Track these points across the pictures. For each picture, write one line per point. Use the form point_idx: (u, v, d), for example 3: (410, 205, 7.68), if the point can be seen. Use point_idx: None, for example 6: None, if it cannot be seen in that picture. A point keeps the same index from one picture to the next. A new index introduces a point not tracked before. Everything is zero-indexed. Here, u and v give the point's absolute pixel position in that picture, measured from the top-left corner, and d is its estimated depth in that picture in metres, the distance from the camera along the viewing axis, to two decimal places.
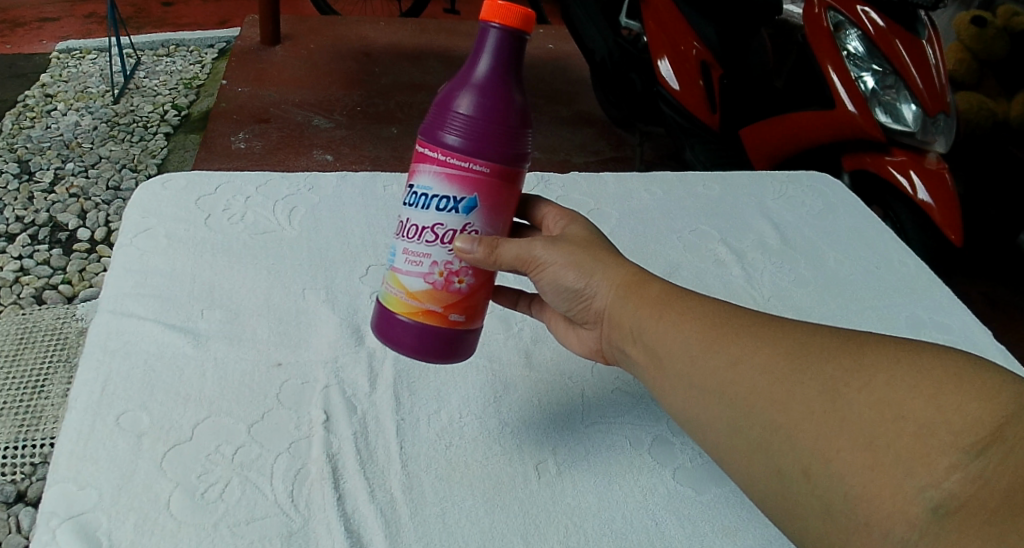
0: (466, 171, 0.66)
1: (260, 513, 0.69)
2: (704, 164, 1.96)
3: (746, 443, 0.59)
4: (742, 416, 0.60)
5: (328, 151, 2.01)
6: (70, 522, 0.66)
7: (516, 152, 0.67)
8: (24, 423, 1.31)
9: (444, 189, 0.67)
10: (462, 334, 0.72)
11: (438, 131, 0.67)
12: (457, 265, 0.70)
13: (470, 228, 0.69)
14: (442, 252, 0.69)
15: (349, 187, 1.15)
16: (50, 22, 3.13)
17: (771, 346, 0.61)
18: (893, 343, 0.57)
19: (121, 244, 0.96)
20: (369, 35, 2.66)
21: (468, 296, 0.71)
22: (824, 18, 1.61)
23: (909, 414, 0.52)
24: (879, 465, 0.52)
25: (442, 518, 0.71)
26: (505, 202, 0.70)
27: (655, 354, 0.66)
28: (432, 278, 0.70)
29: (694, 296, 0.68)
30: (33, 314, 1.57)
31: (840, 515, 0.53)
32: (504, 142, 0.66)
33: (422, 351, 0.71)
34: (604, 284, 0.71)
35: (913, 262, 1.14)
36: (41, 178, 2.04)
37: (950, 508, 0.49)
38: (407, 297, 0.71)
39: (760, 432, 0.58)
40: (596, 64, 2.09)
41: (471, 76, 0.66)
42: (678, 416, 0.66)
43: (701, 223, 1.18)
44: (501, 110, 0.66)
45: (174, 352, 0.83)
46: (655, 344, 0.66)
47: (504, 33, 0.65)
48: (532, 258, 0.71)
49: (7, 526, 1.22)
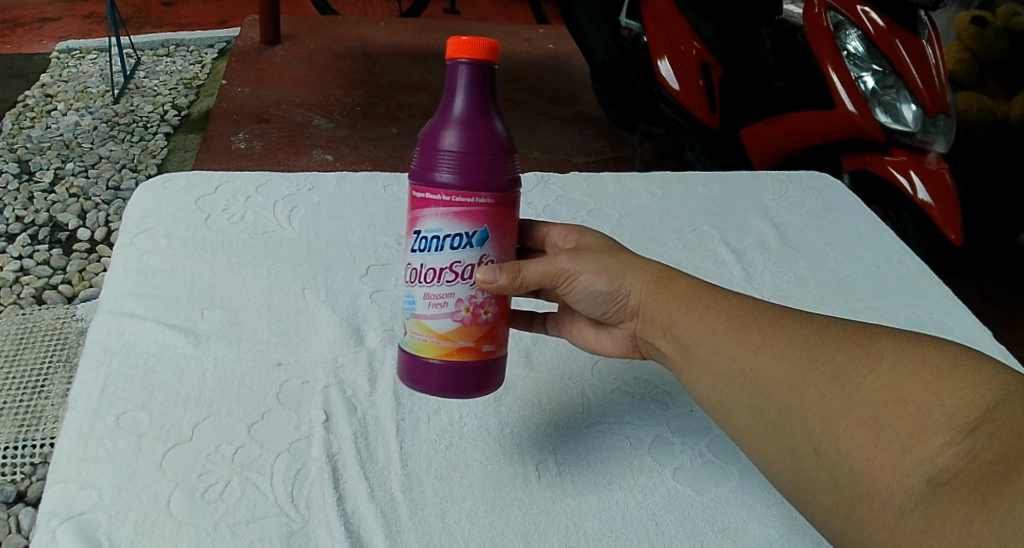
0: (471, 207, 0.66)
1: (260, 513, 0.69)
2: (704, 165, 1.96)
3: (763, 423, 0.60)
4: (758, 398, 0.61)
5: (328, 151, 2.01)
6: (69, 522, 0.66)
7: (509, 178, 0.67)
8: (24, 424, 1.31)
9: (454, 229, 0.67)
10: (493, 364, 0.71)
11: (431, 173, 0.66)
12: (481, 298, 0.69)
13: (486, 259, 0.69)
14: (465, 288, 0.68)
15: (349, 187, 1.15)
16: (50, 22, 3.13)
17: (788, 334, 0.62)
18: (901, 333, 0.57)
19: (121, 244, 0.96)
20: (370, 35, 2.66)
21: (494, 326, 0.71)
22: (824, 18, 1.61)
23: (909, 397, 0.53)
24: (880, 443, 0.53)
25: (442, 518, 0.71)
26: (511, 225, 0.70)
27: (683, 345, 0.68)
28: (459, 315, 0.69)
29: (719, 290, 0.69)
30: (32, 314, 1.58)
31: (843, 488, 0.54)
32: (496, 170, 0.66)
33: (458, 390, 0.69)
34: (635, 284, 0.72)
35: (913, 261, 1.14)
36: (40, 178, 2.04)
37: (944, 480, 0.50)
38: (437, 339, 0.69)
39: (776, 413, 0.59)
40: (596, 64, 2.09)
41: (451, 113, 0.66)
42: (704, 403, 0.67)
43: (701, 223, 1.18)
44: (486, 140, 0.65)
45: (174, 352, 0.83)
46: (682, 336, 0.68)
47: (474, 67, 0.65)
48: (560, 272, 0.73)
49: (7, 526, 1.22)
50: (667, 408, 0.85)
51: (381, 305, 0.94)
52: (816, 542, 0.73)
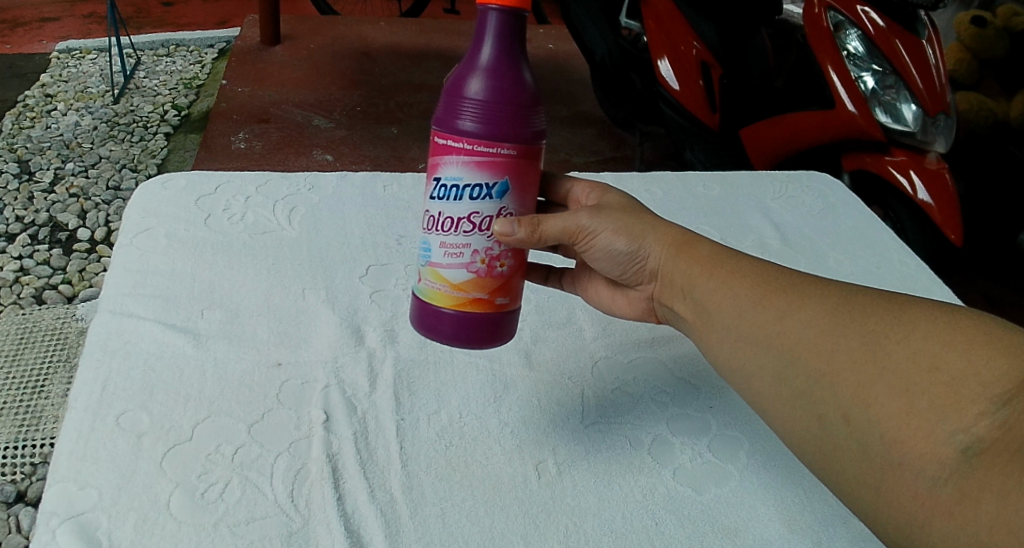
0: (492, 157, 0.66)
1: (260, 512, 0.69)
2: (703, 164, 1.96)
3: (788, 390, 0.61)
4: (785, 364, 0.61)
5: (328, 152, 2.01)
6: (69, 522, 0.66)
7: (534, 130, 0.67)
8: (24, 424, 1.31)
9: (474, 174, 0.67)
10: (506, 315, 0.73)
11: (455, 120, 0.66)
12: (498, 250, 0.70)
13: (506, 211, 0.69)
14: (482, 240, 0.70)
15: (350, 187, 1.15)
16: (49, 22, 3.13)
17: (816, 302, 0.62)
18: (931, 303, 0.58)
19: (121, 244, 0.96)
20: (369, 35, 2.66)
21: (508, 279, 0.72)
22: (823, 18, 1.62)
23: (943, 364, 0.53)
24: (913, 410, 0.53)
25: (442, 518, 0.71)
26: (533, 179, 0.70)
27: (704, 310, 0.69)
28: (473, 269, 0.70)
29: (744, 258, 0.69)
30: (32, 314, 1.58)
31: (875, 456, 0.55)
32: (522, 122, 0.65)
33: (470, 340, 0.71)
34: (655, 245, 0.73)
35: (913, 262, 1.15)
36: (40, 178, 2.04)
37: (979, 450, 0.50)
38: (451, 289, 0.71)
39: (802, 380, 0.60)
40: (596, 64, 2.09)
41: (477, 60, 0.65)
42: (724, 371, 0.67)
43: (701, 222, 1.18)
44: (513, 90, 0.65)
45: (174, 352, 0.83)
46: (704, 301, 0.68)
47: (503, 14, 0.64)
48: (579, 229, 0.74)
49: (7, 526, 1.22)
50: (668, 408, 0.85)
51: (381, 305, 0.94)
52: (816, 542, 0.73)
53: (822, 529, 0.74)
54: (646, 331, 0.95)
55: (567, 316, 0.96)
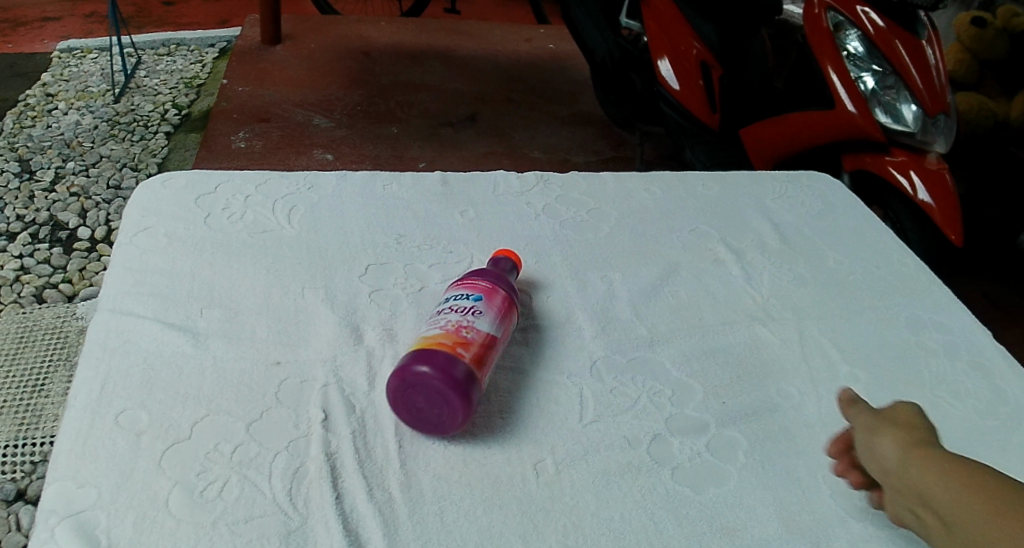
0: (477, 284, 0.86)
1: (259, 511, 0.69)
2: (703, 164, 1.94)
3: (964, 478, 0.65)
4: (964, 463, 0.67)
5: (328, 151, 2.02)
6: (69, 520, 0.66)
7: (511, 289, 0.89)
8: (24, 422, 1.32)
9: (457, 291, 0.86)
10: (471, 375, 0.76)
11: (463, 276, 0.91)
12: (468, 322, 0.80)
13: (477, 310, 0.82)
14: (456, 315, 0.81)
15: (349, 186, 1.15)
16: (51, 21, 3.13)
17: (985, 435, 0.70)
18: None
19: (121, 243, 0.96)
20: (370, 34, 2.66)
21: (474, 344, 0.78)
22: (824, 18, 1.62)
23: None
24: None
25: (441, 517, 0.71)
26: (502, 312, 0.84)
27: (874, 426, 0.74)
28: (449, 325, 0.79)
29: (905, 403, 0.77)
30: (32, 312, 1.58)
31: None
32: (503, 277, 0.89)
33: (432, 375, 0.75)
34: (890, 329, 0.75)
35: (913, 261, 1.15)
36: (41, 177, 2.05)
37: None
38: (425, 339, 0.78)
39: (980, 476, 0.65)
40: (596, 64, 2.10)
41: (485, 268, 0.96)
42: (882, 473, 0.71)
43: (700, 222, 1.18)
44: (502, 265, 0.95)
45: (172, 351, 0.83)
46: (880, 419, 0.74)
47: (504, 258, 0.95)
48: None
49: (7, 524, 1.22)
50: (667, 408, 0.85)
51: (380, 304, 0.94)
52: (814, 542, 0.74)
53: (820, 530, 0.75)
54: (644, 331, 0.95)
55: (567, 316, 0.96)
